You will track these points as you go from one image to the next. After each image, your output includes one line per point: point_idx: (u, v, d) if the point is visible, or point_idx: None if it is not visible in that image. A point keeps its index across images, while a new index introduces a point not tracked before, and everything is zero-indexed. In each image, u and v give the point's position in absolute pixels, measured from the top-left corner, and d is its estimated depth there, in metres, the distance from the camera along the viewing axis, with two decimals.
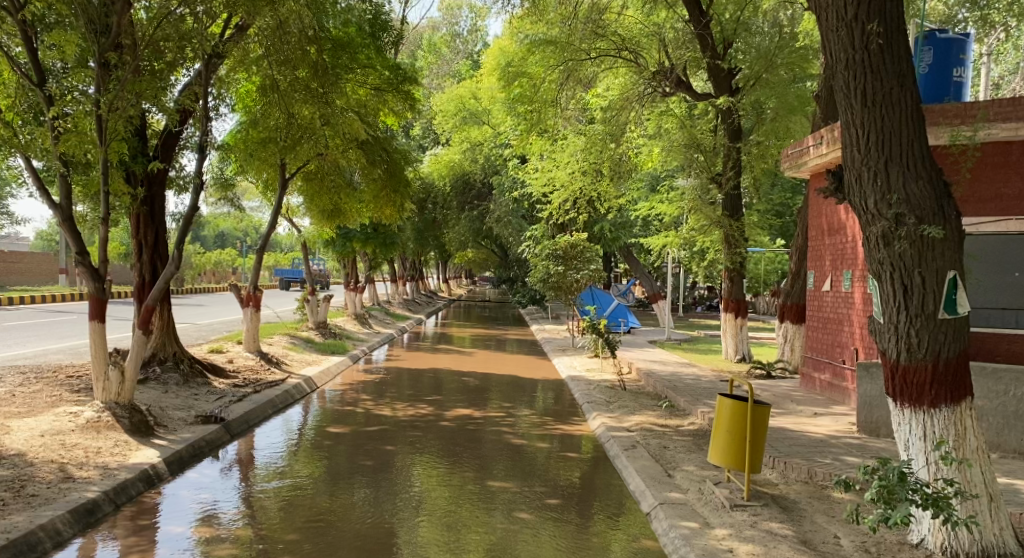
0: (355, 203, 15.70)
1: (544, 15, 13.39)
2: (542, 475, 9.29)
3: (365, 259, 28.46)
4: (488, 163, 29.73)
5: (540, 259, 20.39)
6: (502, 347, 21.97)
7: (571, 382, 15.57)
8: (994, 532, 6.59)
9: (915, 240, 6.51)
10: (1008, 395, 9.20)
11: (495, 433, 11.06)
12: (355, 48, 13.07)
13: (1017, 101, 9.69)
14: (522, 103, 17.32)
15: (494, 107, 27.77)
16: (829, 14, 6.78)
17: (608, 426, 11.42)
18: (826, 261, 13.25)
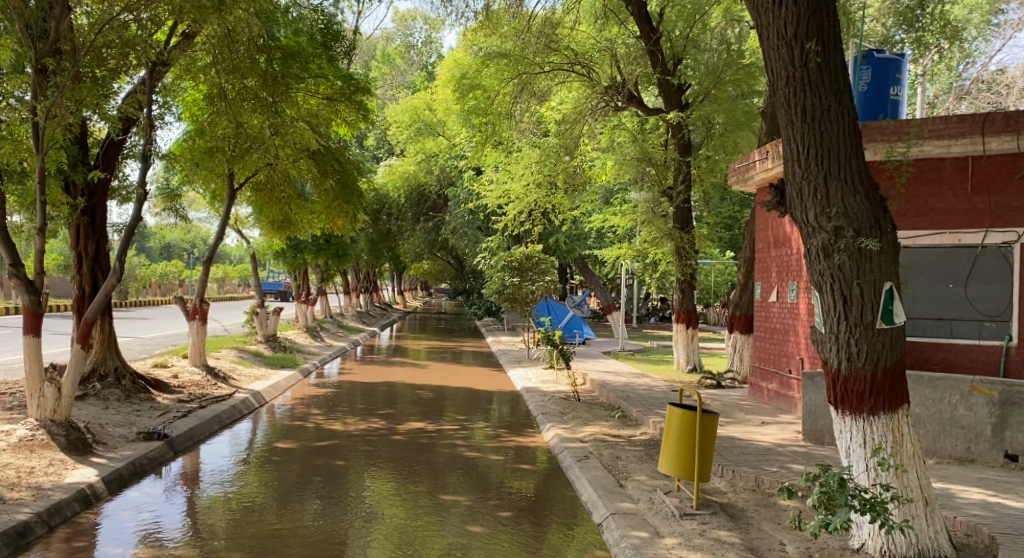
0: (307, 213, 15.61)
1: (498, 29, 13.49)
2: (495, 487, 9.32)
3: (317, 271, 28.23)
4: (443, 174, 29.78)
5: (495, 271, 20.43)
6: (456, 359, 21.99)
7: (526, 394, 15.62)
8: (929, 536, 6.76)
9: (853, 252, 6.70)
10: (944, 403, 9.48)
11: (448, 446, 11.07)
12: (307, 58, 12.98)
13: (949, 118, 10.13)
14: (477, 115, 17.52)
15: (449, 118, 27.88)
16: (769, 33, 6.96)
17: (562, 437, 11.51)
18: (773, 273, 13.52)
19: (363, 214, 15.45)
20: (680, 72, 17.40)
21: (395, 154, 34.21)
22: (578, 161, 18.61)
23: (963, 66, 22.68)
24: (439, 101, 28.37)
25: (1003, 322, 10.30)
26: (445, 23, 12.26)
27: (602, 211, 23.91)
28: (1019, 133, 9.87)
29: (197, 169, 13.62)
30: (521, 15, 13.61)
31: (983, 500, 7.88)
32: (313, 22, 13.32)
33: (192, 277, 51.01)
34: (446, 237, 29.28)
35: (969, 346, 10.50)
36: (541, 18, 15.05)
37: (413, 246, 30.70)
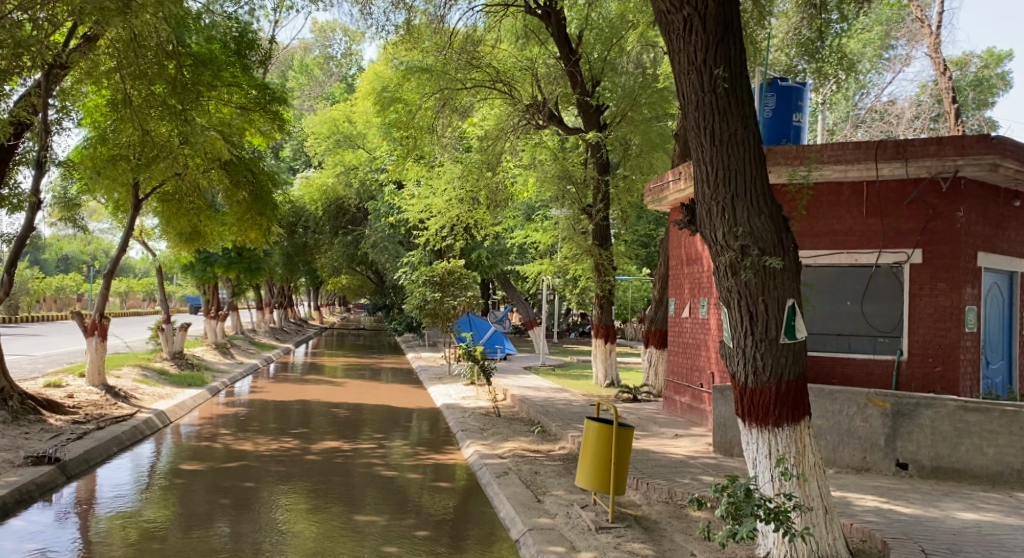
0: (217, 225, 15.32)
1: (419, 43, 13.57)
2: (412, 506, 9.32)
3: (229, 284, 27.62)
4: (363, 187, 29.59)
5: (416, 286, 20.39)
6: (374, 375, 21.84)
7: (447, 410, 15.62)
8: (828, 543, 7.04)
9: (759, 270, 6.98)
10: (842, 415, 9.89)
11: (365, 466, 11.00)
12: (219, 65, 12.66)
13: (845, 145, 10.73)
14: (399, 129, 17.50)
15: (369, 131, 27.81)
16: (680, 58, 7.22)
17: (481, 454, 11.58)
18: (685, 289, 13.93)
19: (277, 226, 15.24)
20: (599, 93, 17.82)
21: (312, 165, 33.84)
22: (500, 177, 18.80)
23: (860, 93, 24.02)
24: (359, 113, 28.26)
25: (895, 337, 10.94)
26: (364, 35, 12.12)
27: (523, 227, 24.13)
28: (907, 161, 10.51)
29: (98, 177, 13.26)
30: (444, 30, 13.67)
31: (877, 507, 8.27)
32: (227, 29, 13.15)
33: (90, 292, 49.06)
34: (365, 252, 29.15)
35: (864, 361, 11.08)
36: (463, 35, 15.24)
37: (330, 260, 30.45)
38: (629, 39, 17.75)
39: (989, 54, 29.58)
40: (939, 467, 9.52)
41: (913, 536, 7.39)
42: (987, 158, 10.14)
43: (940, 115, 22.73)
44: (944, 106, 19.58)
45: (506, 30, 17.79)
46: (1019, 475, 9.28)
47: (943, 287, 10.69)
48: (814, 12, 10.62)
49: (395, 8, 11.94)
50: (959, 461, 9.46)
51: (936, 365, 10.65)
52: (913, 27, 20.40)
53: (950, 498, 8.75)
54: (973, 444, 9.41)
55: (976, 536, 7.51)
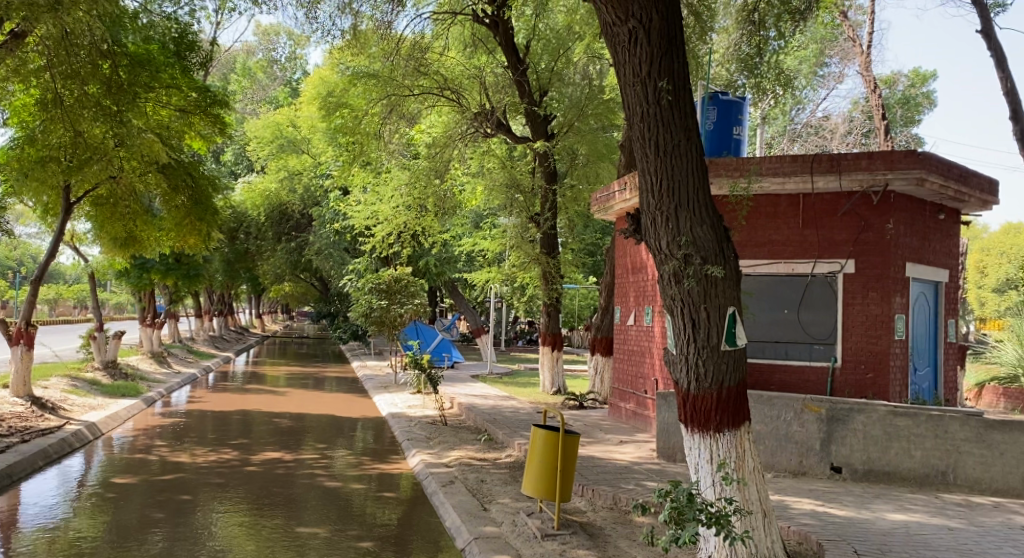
0: (153, 230, 14.81)
1: (364, 49, 13.57)
2: (356, 517, 9.29)
3: (166, 292, 27.05)
4: (307, 193, 29.39)
5: (362, 293, 20.30)
6: (318, 385, 21.64)
7: (392, 420, 15.56)
8: (767, 546, 7.17)
9: (701, 278, 7.13)
10: (780, 420, 10.11)
11: (308, 477, 10.91)
12: (159, 66, 12.49)
13: (783, 158, 11.09)
14: (345, 133, 17.46)
15: (314, 136, 27.56)
16: (625, 70, 7.35)
17: (428, 463, 11.59)
18: (631, 297, 14.12)
19: (216, 232, 14.93)
20: (546, 103, 18.04)
21: (255, 170, 33.43)
22: (448, 185, 18.81)
23: (796, 109, 24.78)
24: (304, 117, 27.98)
25: (830, 345, 11.24)
26: (310, 39, 11.98)
27: (471, 234, 24.12)
28: (841, 174, 10.90)
29: (26, 179, 12.93)
30: (390, 37, 13.67)
31: (813, 510, 8.48)
32: (166, 30, 12.91)
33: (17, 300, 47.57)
34: (309, 259, 28.92)
35: (801, 368, 11.35)
36: (410, 42, 15.28)
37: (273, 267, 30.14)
38: (576, 50, 17.93)
39: (917, 74, 30.75)
40: (872, 470, 9.80)
41: (847, 538, 7.60)
42: (915, 172, 10.64)
43: (872, 130, 23.51)
44: (876, 122, 20.27)
45: (455, 37, 17.78)
46: (945, 477, 9.60)
47: (874, 296, 11.03)
48: (752, 28, 11.12)
49: (341, 13, 11.87)
50: (890, 464, 9.75)
51: (868, 372, 10.98)
52: (845, 47, 21.14)
53: (881, 500, 9.02)
54: (902, 447, 9.71)
55: (905, 536, 7.76)
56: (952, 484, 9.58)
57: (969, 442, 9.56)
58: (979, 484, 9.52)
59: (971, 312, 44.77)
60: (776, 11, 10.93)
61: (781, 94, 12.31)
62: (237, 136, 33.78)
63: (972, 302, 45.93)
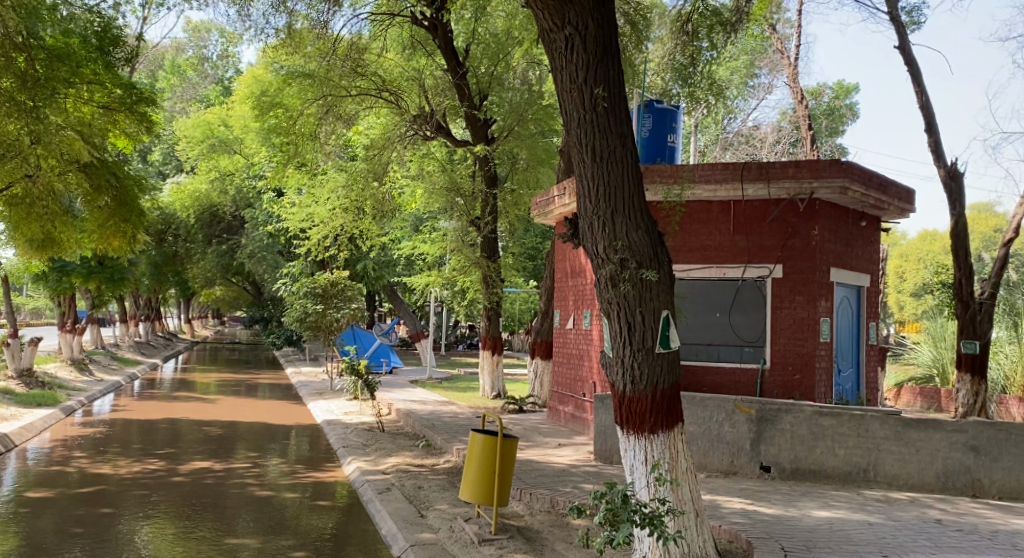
0: (74, 233, 14.28)
1: (299, 49, 13.42)
2: (288, 526, 9.20)
3: (88, 297, 26.26)
4: (240, 194, 29.03)
5: (297, 298, 20.08)
6: (251, 392, 21.29)
7: (327, 427, 15.41)
8: (698, 544, 7.31)
9: (636, 282, 7.25)
10: (712, 421, 10.35)
11: (239, 486, 10.75)
12: (79, 62, 12.14)
13: (715, 165, 11.38)
14: (278, 134, 17.28)
15: (247, 135, 27.18)
16: (563, 76, 7.44)
17: (364, 470, 11.53)
18: (570, 301, 14.27)
19: (142, 234, 14.58)
20: (487, 107, 17.88)
21: (184, 170, 32.85)
22: (386, 188, 18.72)
23: (728, 117, 25.52)
24: (236, 117, 27.54)
25: (759, 347, 11.53)
26: (243, 38, 11.83)
27: (410, 238, 24.02)
28: (769, 182, 11.22)
29: None
30: (326, 37, 13.60)
31: (743, 508, 8.70)
32: (88, 23, 12.65)
33: None
34: (241, 262, 28.47)
35: (732, 369, 11.62)
36: (347, 42, 15.25)
37: (203, 270, 29.61)
38: (515, 55, 18.00)
39: (840, 86, 31.79)
40: (799, 469, 10.06)
41: (774, 535, 7.81)
42: (838, 181, 10.97)
43: (800, 140, 24.18)
44: (803, 132, 20.88)
45: (392, 39, 17.80)
46: (866, 474, 9.90)
47: (801, 300, 11.35)
48: (686, 39, 11.35)
49: (276, 12, 11.76)
50: (815, 463, 10.02)
51: (795, 373, 11.28)
52: (773, 58, 21.76)
53: (808, 498, 9.28)
54: (826, 446, 10.00)
55: (829, 532, 8.00)
56: (873, 480, 9.88)
57: (888, 440, 9.88)
58: (897, 481, 9.83)
59: (890, 316, 46.56)
60: (709, 22, 11.22)
61: (714, 104, 12.40)
62: (165, 136, 33.06)
63: (892, 305, 47.66)
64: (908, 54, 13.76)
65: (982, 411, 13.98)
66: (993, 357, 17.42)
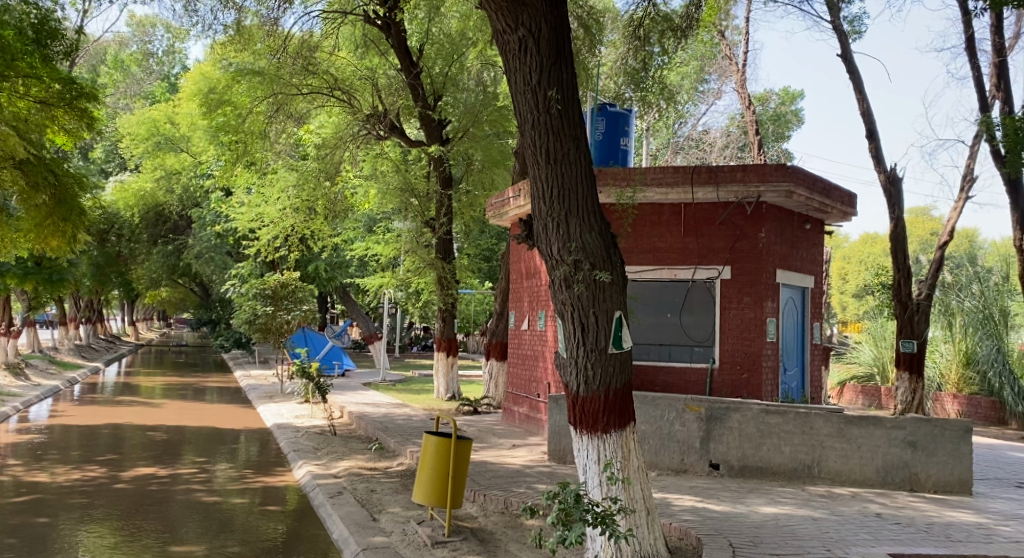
0: (8, 231, 13.94)
1: (248, 46, 13.24)
2: (236, 532, 9.09)
3: (26, 300, 25.59)
4: (186, 193, 28.63)
5: (247, 300, 19.87)
6: (199, 395, 20.99)
7: (278, 431, 15.26)
8: (649, 542, 7.40)
9: (590, 284, 7.33)
10: (664, 420, 10.50)
11: (184, 492, 10.61)
12: (16, 55, 11.77)
13: (667, 169, 11.54)
14: (227, 133, 17.10)
15: (194, 133, 26.82)
16: (517, 78, 7.49)
17: (315, 474, 11.46)
18: (525, 302, 14.33)
19: (83, 233, 14.30)
20: (441, 107, 17.99)
21: (128, 169, 32.30)
22: (338, 189, 18.65)
23: (680, 121, 25.90)
24: (182, 115, 27.12)
25: (709, 347, 11.72)
26: (189, 33, 11.67)
27: (363, 239, 23.89)
28: (718, 186, 11.41)
29: None
30: (276, 34, 13.45)
31: (692, 506, 8.82)
32: (24, 15, 12.26)
33: None
34: (189, 263, 28.04)
35: (682, 369, 11.78)
36: (298, 40, 15.12)
37: (149, 271, 29.14)
38: (470, 56, 18.07)
39: (786, 93, 32.31)
40: (746, 466, 10.24)
41: (722, 532, 7.94)
42: (784, 185, 11.19)
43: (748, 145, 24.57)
44: (751, 136, 21.23)
45: (345, 38, 17.80)
46: (810, 470, 10.10)
47: (748, 300, 11.55)
48: (638, 43, 11.46)
49: (224, 7, 11.64)
50: (762, 460, 10.21)
51: (743, 372, 11.48)
52: (722, 65, 22.12)
53: (755, 495, 9.44)
54: (773, 443, 10.19)
55: (775, 528, 8.15)
56: (817, 476, 10.08)
57: (832, 437, 10.08)
58: (840, 477, 10.05)
59: (834, 316, 47.62)
60: (660, 27, 11.32)
61: (666, 108, 12.58)
62: (108, 133, 32.37)
63: (836, 306, 48.76)
64: (850, 62, 14.09)
65: (919, 407, 15.17)
66: (927, 355, 18.68)
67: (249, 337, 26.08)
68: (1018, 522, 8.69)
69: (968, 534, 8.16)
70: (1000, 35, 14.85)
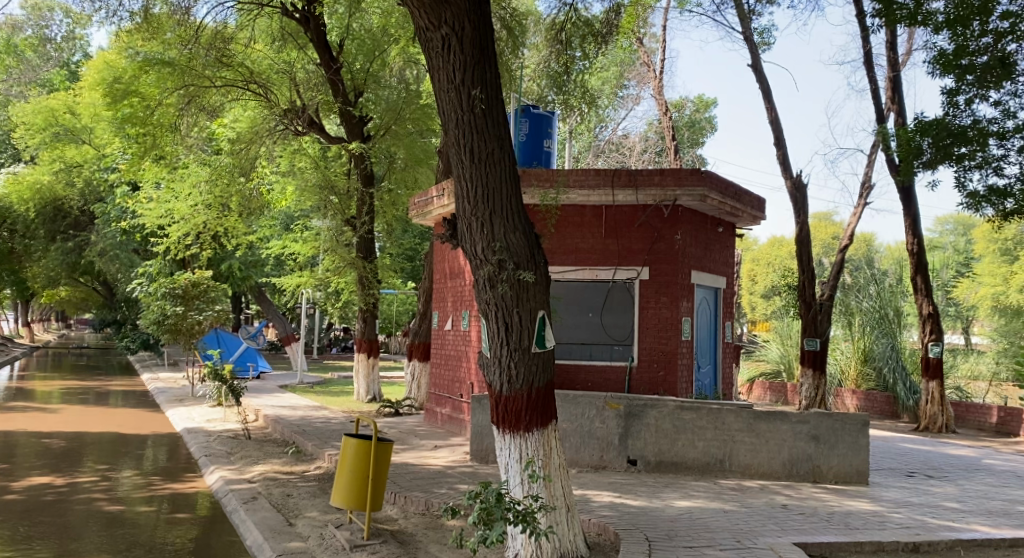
0: None
1: (156, 35, 12.81)
2: (144, 541, 8.87)
3: None
4: (88, 187, 27.66)
5: (155, 299, 19.36)
6: (101, 400, 20.28)
7: (188, 436, 14.92)
8: (569, 538, 7.51)
9: (514, 283, 7.40)
10: (585, 418, 10.66)
11: (86, 502, 10.28)
12: None
13: (588, 171, 11.73)
14: (131, 124, 16.49)
15: (97, 124, 25.94)
16: (440, 75, 7.51)
17: (228, 480, 11.26)
18: (448, 303, 14.36)
19: None
20: (361, 104, 17.88)
21: (24, 160, 31.01)
22: (253, 185, 18.33)
23: (600, 126, 26.24)
24: (84, 105, 26.09)
25: (628, 345, 11.94)
26: (91, 19, 11.30)
27: (279, 238, 23.57)
28: (637, 189, 11.65)
29: None
30: (186, 23, 13.08)
31: (610, 502, 8.99)
32: None
33: None
34: (91, 260, 27.10)
35: (603, 367, 11.96)
36: (211, 30, 14.87)
37: (47, 269, 28.05)
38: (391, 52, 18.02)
39: (701, 99, 32.98)
40: (662, 461, 10.50)
41: (638, 526, 8.12)
42: (699, 190, 11.52)
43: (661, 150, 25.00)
44: (666, 141, 21.65)
45: (261, 30, 17.59)
46: (722, 464, 10.39)
47: (665, 300, 11.83)
48: (560, 47, 11.63)
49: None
50: (677, 455, 10.48)
51: (659, 370, 11.74)
52: (641, 71, 22.53)
53: (671, 490, 9.66)
54: (687, 439, 10.47)
55: (689, 521, 8.36)
56: (728, 470, 10.38)
57: (742, 432, 10.38)
58: (750, 470, 10.35)
59: (745, 316, 49.07)
60: (581, 32, 11.60)
61: (588, 113, 12.84)
62: None
63: (746, 307, 50.15)
64: (760, 71, 14.54)
65: (822, 403, 15.82)
66: (829, 353, 19.45)
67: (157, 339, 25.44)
68: (910, 509, 9.13)
69: (864, 522, 8.53)
70: (895, 51, 15.57)
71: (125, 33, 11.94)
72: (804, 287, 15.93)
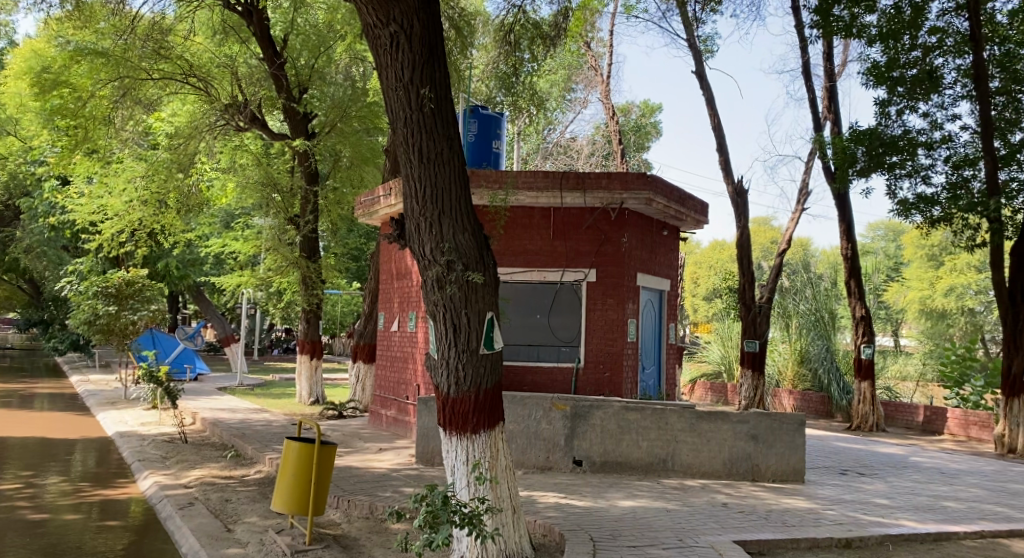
0: None
1: (89, 26, 12.52)
2: (74, 548, 8.66)
3: None
4: (15, 181, 26.84)
5: (86, 298, 18.86)
6: (28, 403, 19.71)
7: (120, 440, 14.60)
8: (514, 541, 7.54)
9: (462, 284, 7.42)
10: (531, 419, 10.70)
11: (8, 510, 9.98)
12: None
13: (537, 173, 11.70)
14: (61, 115, 16.05)
15: (23, 116, 25.19)
16: (388, 74, 7.49)
17: (162, 486, 11.05)
18: (394, 303, 14.31)
19: None
20: (306, 100, 17.77)
21: None
22: (191, 182, 18.06)
23: (547, 129, 26.37)
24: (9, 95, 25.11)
25: (574, 347, 12.04)
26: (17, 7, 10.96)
27: (218, 236, 23.21)
28: (585, 191, 11.72)
29: None
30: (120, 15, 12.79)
31: (555, 503, 9.04)
32: None
33: None
34: (18, 257, 26.30)
35: (550, 368, 12.02)
36: (148, 21, 14.57)
37: None
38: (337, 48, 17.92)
39: (646, 105, 33.44)
40: (607, 462, 10.60)
41: (583, 527, 8.19)
42: (644, 193, 11.67)
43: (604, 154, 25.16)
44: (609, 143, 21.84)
45: (201, 22, 17.44)
46: (665, 464, 10.55)
47: (611, 302, 11.96)
48: (508, 48, 11.69)
49: None
50: (622, 456, 10.59)
51: (605, 371, 11.87)
52: (588, 75, 22.73)
53: (615, 490, 9.76)
54: (631, 439, 10.59)
55: (632, 521, 8.46)
56: (670, 470, 10.53)
57: (685, 432, 10.55)
58: (692, 470, 10.52)
59: (688, 319, 49.70)
60: (529, 34, 11.68)
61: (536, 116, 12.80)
62: None
63: (688, 309, 50.91)
64: (703, 78, 14.76)
65: (760, 402, 16.11)
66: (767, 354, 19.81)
67: (87, 340, 24.84)
68: (843, 506, 9.36)
69: (800, 519, 8.72)
70: (831, 62, 15.92)
71: (56, 21, 11.63)
72: (745, 290, 16.25)
